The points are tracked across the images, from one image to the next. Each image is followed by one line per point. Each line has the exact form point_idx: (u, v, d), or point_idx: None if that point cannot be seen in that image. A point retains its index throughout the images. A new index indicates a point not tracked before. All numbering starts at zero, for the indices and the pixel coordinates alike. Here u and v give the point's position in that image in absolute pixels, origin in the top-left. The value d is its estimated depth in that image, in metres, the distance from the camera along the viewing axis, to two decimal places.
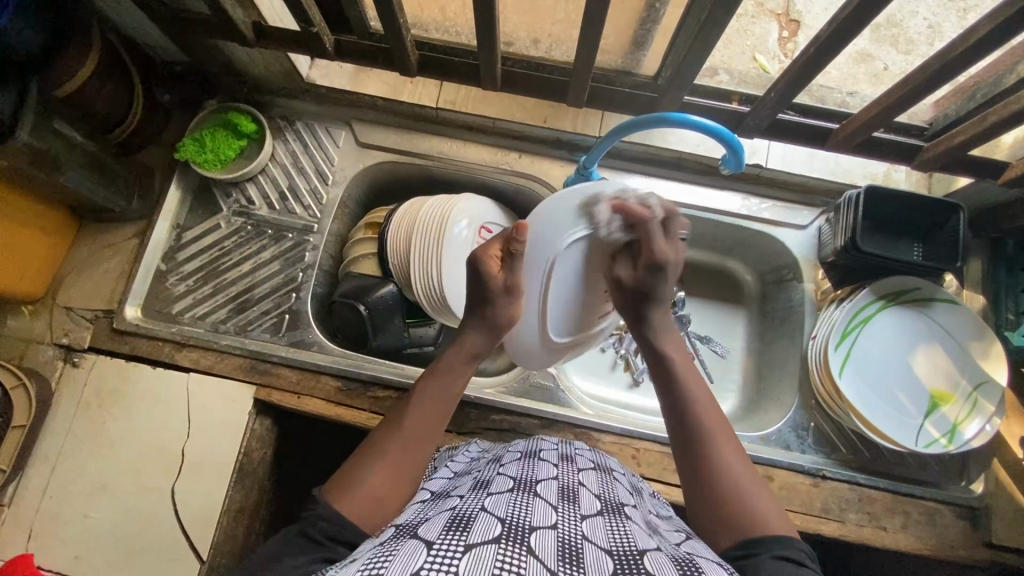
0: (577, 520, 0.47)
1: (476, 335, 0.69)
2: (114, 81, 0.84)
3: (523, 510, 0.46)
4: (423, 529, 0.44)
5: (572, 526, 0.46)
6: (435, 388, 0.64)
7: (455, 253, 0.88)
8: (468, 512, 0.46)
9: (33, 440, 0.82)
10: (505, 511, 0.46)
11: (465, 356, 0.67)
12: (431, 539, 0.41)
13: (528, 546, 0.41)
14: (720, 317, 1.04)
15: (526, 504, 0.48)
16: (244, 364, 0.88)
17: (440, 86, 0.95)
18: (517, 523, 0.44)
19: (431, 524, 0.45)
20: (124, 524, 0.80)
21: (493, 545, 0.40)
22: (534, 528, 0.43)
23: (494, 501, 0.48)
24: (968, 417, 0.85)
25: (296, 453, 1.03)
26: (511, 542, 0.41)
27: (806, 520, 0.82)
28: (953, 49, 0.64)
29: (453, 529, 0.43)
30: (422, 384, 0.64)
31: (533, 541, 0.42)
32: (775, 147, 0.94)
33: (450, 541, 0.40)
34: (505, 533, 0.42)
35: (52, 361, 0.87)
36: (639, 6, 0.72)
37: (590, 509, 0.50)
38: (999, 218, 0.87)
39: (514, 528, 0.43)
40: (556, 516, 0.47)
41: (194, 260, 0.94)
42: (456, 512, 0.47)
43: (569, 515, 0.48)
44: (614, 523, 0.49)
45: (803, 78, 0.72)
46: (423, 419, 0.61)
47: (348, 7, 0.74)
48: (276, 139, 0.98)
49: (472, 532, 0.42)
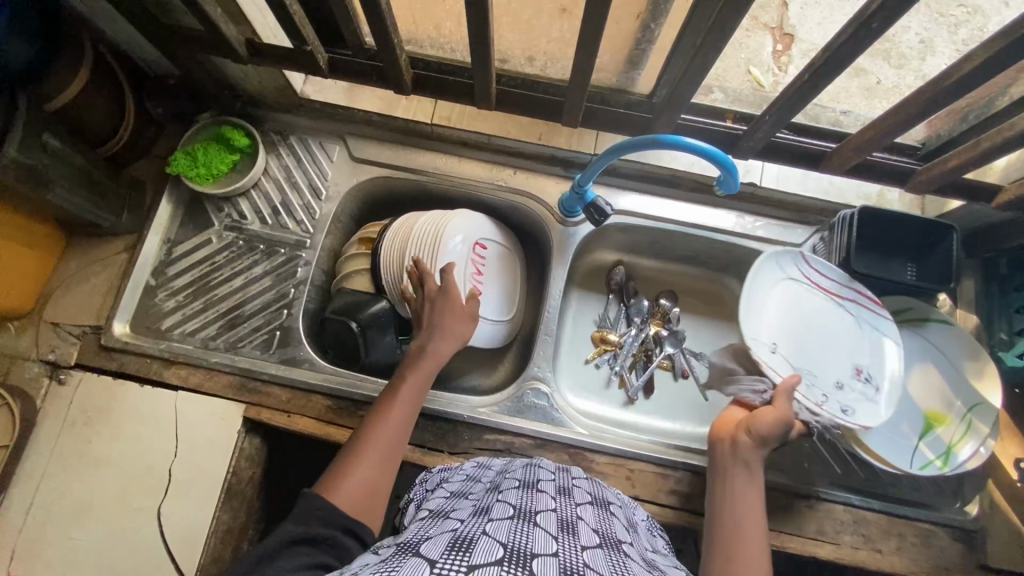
0: (578, 549, 0.46)
1: (439, 345, 0.78)
2: (104, 95, 0.84)
3: (524, 537, 0.46)
4: (426, 547, 0.44)
5: (573, 555, 0.45)
6: (407, 393, 0.72)
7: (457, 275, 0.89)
8: (469, 535, 0.46)
9: (17, 460, 0.81)
10: (507, 537, 0.45)
11: (431, 366, 0.76)
12: (434, 557, 0.41)
13: (529, 570, 0.40)
14: (715, 335, 1.04)
15: (527, 531, 0.47)
16: (234, 382, 0.87)
17: (435, 103, 0.98)
18: (519, 548, 0.43)
19: (433, 543, 0.44)
20: (107, 546, 0.79)
21: (495, 567, 0.40)
22: (536, 555, 0.43)
23: (495, 526, 0.48)
24: (963, 438, 0.84)
25: (288, 471, 1.02)
26: (512, 565, 0.40)
27: (799, 542, 0.82)
28: (946, 77, 0.64)
29: (455, 549, 0.42)
30: (398, 389, 0.72)
31: (535, 566, 0.41)
32: (768, 167, 0.96)
33: (453, 561, 0.40)
34: (507, 556, 0.42)
35: (38, 377, 0.86)
36: (634, 26, 0.72)
37: (589, 542, 0.50)
38: (994, 237, 0.88)
39: (516, 553, 0.42)
40: (557, 545, 0.46)
41: (184, 276, 0.93)
42: (457, 533, 0.47)
43: (570, 545, 0.47)
44: (615, 558, 0.48)
45: (797, 101, 0.72)
46: (399, 421, 0.69)
47: (343, 24, 0.73)
48: (270, 154, 0.97)
49: (475, 554, 0.41)
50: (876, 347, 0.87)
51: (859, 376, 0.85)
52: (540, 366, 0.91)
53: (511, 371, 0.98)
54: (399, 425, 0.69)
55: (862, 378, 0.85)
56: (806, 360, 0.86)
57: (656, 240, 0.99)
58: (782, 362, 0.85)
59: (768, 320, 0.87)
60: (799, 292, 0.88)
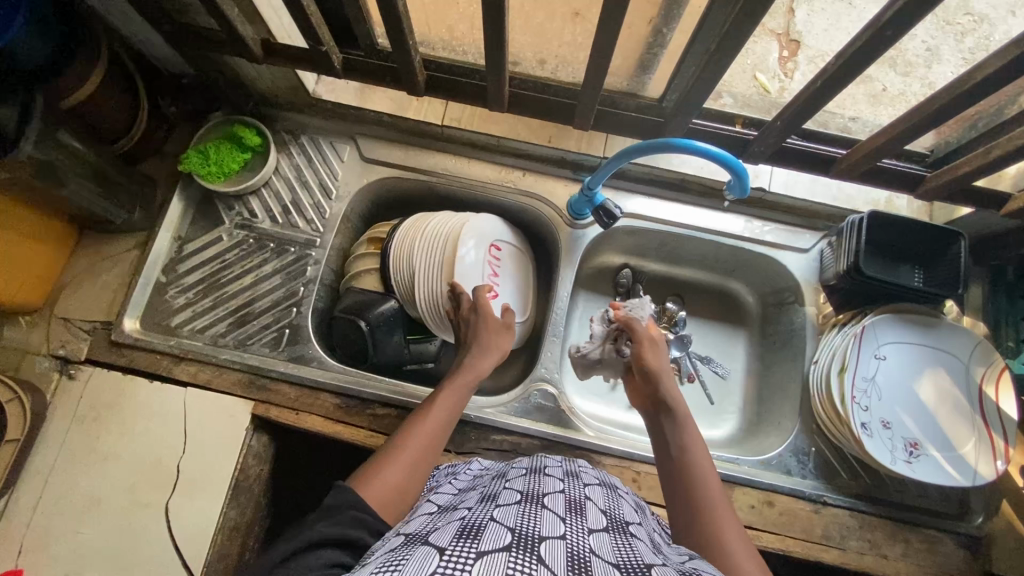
0: (585, 532, 0.47)
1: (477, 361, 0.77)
2: (118, 93, 0.84)
3: (531, 521, 0.46)
4: (434, 536, 0.44)
5: (580, 538, 0.45)
6: (447, 402, 0.71)
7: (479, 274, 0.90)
8: (477, 522, 0.46)
9: (26, 454, 0.81)
10: (514, 521, 0.45)
11: (470, 378, 0.75)
12: (443, 545, 0.41)
13: (537, 555, 0.40)
14: (720, 339, 1.05)
15: (534, 515, 0.47)
16: (243, 379, 0.87)
17: (446, 105, 0.97)
18: (527, 533, 0.43)
19: (441, 532, 0.45)
20: (115, 541, 0.79)
21: (504, 552, 0.40)
22: (543, 538, 0.43)
23: (502, 512, 0.48)
24: (976, 446, 0.83)
25: (295, 468, 1.02)
26: (521, 550, 0.40)
27: (805, 547, 0.82)
28: (958, 85, 0.65)
29: (463, 537, 0.42)
30: (442, 396, 0.72)
31: (543, 550, 0.41)
32: (777, 172, 0.95)
33: (462, 548, 0.40)
34: (515, 541, 0.42)
35: (48, 372, 0.87)
36: (646, 30, 0.72)
37: (597, 523, 0.50)
38: (1001, 245, 0.88)
39: (524, 537, 0.42)
40: (564, 528, 0.46)
41: (194, 273, 0.93)
42: (465, 521, 0.47)
43: (576, 527, 0.47)
44: (621, 539, 0.48)
45: (808, 108, 0.72)
46: (438, 427, 0.68)
47: (356, 24, 0.74)
48: (281, 153, 0.98)
49: (484, 540, 0.42)
50: (917, 394, 0.86)
51: (909, 448, 0.83)
52: (547, 367, 0.91)
53: (518, 373, 0.98)
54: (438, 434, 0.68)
55: (911, 454, 0.83)
56: (887, 395, 0.85)
57: (664, 243, 1.00)
58: (872, 368, 0.86)
59: (877, 334, 0.86)
60: (916, 347, 0.87)
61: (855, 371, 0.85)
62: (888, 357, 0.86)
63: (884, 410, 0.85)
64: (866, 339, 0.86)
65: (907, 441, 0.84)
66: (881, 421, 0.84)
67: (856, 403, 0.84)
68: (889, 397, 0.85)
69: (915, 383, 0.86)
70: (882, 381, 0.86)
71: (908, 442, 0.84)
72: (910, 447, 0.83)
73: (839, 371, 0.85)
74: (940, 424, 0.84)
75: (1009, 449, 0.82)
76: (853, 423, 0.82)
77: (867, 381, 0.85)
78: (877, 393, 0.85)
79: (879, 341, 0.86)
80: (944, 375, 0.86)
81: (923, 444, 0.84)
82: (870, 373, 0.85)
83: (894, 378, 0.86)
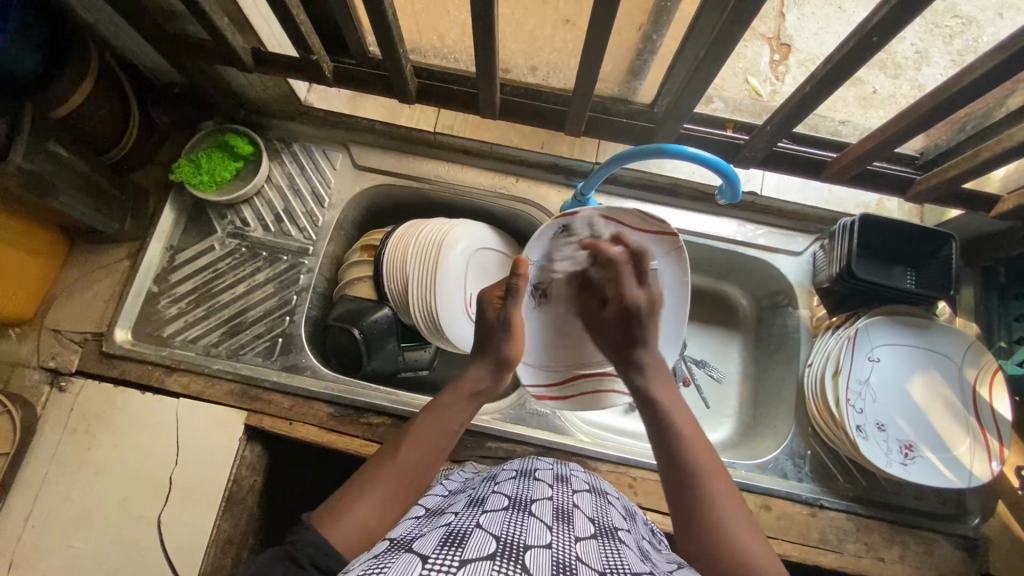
0: (572, 541, 0.46)
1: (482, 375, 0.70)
2: (108, 101, 0.84)
3: (517, 528, 0.46)
4: (419, 543, 0.44)
5: (566, 547, 0.45)
6: (437, 423, 0.65)
7: (472, 280, 0.91)
8: (463, 529, 0.45)
9: (16, 468, 0.80)
10: (500, 529, 0.45)
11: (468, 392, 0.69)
12: (427, 553, 0.41)
13: (522, 564, 0.40)
14: (716, 342, 1.05)
15: (520, 522, 0.47)
16: (235, 389, 0.86)
17: (439, 113, 0.97)
18: (513, 541, 0.43)
19: (426, 539, 0.44)
20: (106, 556, 0.78)
21: (488, 561, 0.40)
22: (529, 547, 0.43)
23: (489, 518, 0.48)
24: (971, 449, 0.83)
25: (288, 477, 1.02)
26: (506, 559, 0.40)
27: (801, 550, 0.82)
28: (945, 89, 0.65)
29: (448, 544, 0.42)
30: (427, 416, 0.66)
31: (528, 559, 0.41)
32: (769, 175, 0.95)
33: (446, 555, 0.40)
34: (500, 549, 0.41)
35: (38, 385, 0.86)
36: (636, 36, 0.72)
37: (584, 532, 0.49)
38: (990, 247, 0.89)
39: (509, 546, 0.42)
40: (551, 536, 0.46)
41: (186, 282, 0.93)
42: (451, 528, 0.46)
43: (563, 536, 0.47)
44: (609, 547, 0.48)
45: (797, 114, 0.73)
46: (421, 449, 0.62)
47: (347, 34, 0.74)
48: (273, 161, 0.97)
49: (468, 548, 0.41)
50: (910, 398, 0.86)
51: (904, 450, 0.83)
52: None
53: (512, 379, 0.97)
54: (424, 460, 0.62)
55: (906, 456, 0.83)
56: (882, 397, 0.85)
57: None
58: (866, 369, 0.86)
59: (870, 336, 0.86)
60: (909, 351, 0.87)
61: (849, 370, 0.85)
62: (881, 358, 0.86)
63: (878, 411, 0.85)
64: (862, 338, 0.86)
65: (902, 441, 0.84)
66: (875, 422, 0.84)
67: (851, 404, 0.84)
68: (881, 398, 0.85)
69: (910, 384, 0.87)
70: (877, 383, 0.86)
71: (902, 444, 0.84)
72: (903, 449, 0.83)
73: (831, 367, 0.85)
74: (935, 428, 0.84)
75: (1004, 450, 0.82)
76: (846, 424, 0.82)
77: (861, 382, 0.85)
78: (870, 393, 0.85)
79: (871, 343, 0.86)
80: (939, 375, 0.87)
81: (919, 445, 0.84)
82: (862, 371, 0.85)
83: (886, 378, 0.86)
